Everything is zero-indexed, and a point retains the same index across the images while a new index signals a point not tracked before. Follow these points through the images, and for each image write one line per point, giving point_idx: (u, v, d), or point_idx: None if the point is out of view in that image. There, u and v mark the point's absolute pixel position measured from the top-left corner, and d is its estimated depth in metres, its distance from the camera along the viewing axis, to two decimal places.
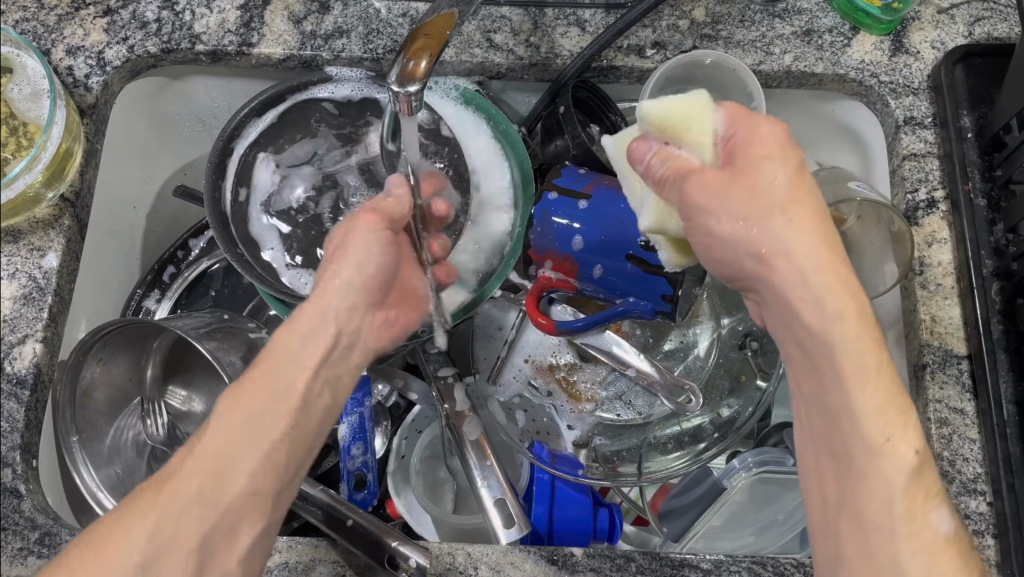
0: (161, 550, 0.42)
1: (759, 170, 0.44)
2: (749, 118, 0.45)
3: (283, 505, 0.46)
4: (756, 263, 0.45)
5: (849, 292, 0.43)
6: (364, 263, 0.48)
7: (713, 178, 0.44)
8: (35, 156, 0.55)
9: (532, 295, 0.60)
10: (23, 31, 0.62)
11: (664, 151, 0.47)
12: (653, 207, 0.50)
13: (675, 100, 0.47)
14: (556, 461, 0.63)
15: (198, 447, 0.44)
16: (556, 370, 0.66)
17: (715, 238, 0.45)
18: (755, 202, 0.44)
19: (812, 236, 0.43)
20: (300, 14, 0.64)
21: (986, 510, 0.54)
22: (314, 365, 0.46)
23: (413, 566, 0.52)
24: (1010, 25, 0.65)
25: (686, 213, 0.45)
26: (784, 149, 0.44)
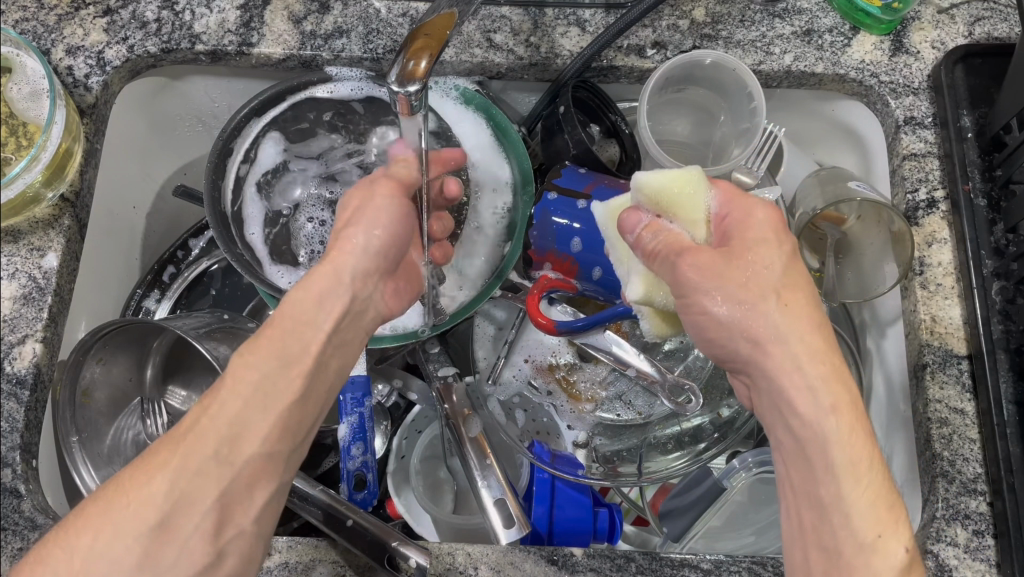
0: (176, 509, 0.40)
1: (753, 251, 0.45)
2: (742, 200, 0.48)
3: (293, 467, 0.45)
4: (749, 347, 0.45)
5: (842, 385, 0.43)
6: (378, 221, 0.48)
7: (707, 258, 0.45)
8: (35, 156, 0.55)
9: (533, 295, 0.59)
10: (23, 31, 0.62)
11: (655, 224, 0.49)
12: (642, 277, 0.52)
13: (668, 174, 0.50)
14: (556, 462, 0.63)
15: (213, 407, 0.42)
16: (556, 370, 0.66)
17: (710, 317, 0.45)
18: (750, 286, 0.45)
19: (806, 323, 0.44)
20: (300, 14, 0.64)
21: (986, 510, 0.54)
22: (327, 324, 0.45)
23: (413, 566, 0.52)
24: (1010, 25, 0.65)
25: (677, 288, 0.46)
26: (776, 233, 0.46)
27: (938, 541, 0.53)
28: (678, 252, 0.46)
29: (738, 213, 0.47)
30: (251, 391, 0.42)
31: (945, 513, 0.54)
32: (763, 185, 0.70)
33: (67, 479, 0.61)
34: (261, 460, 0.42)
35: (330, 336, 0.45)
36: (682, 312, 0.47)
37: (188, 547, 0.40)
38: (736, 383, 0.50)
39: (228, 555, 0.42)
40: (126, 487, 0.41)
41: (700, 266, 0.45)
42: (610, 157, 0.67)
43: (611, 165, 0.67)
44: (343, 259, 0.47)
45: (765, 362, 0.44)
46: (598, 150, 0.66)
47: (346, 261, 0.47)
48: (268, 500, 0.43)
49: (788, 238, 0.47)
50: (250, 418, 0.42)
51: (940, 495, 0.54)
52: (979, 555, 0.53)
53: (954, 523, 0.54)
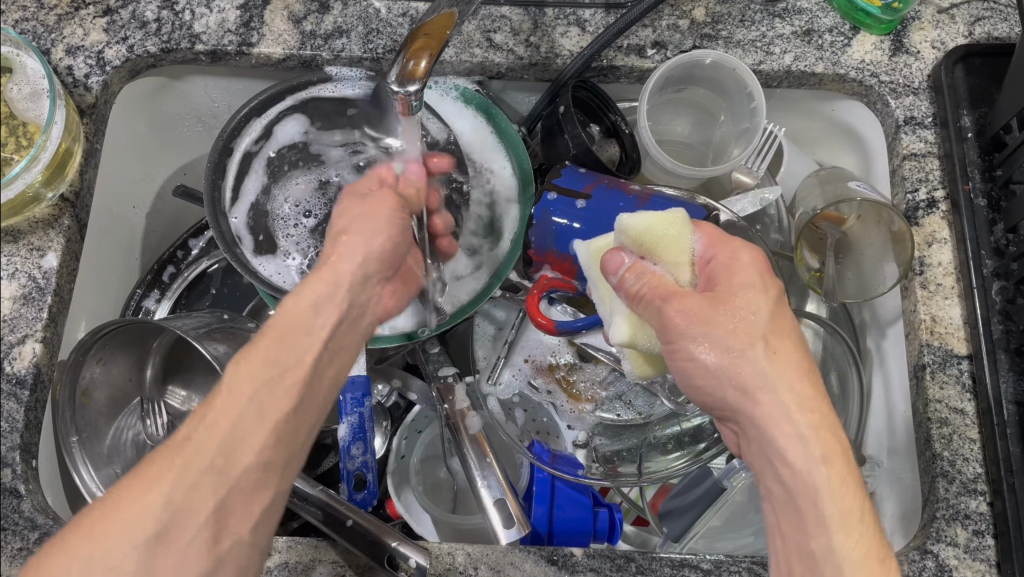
0: (176, 520, 0.39)
1: (739, 295, 0.45)
2: (727, 245, 0.48)
3: (292, 477, 0.44)
4: (738, 395, 0.44)
5: (831, 435, 0.43)
6: (375, 233, 0.47)
7: (694, 304, 0.45)
8: (35, 156, 0.55)
9: (532, 295, 0.59)
10: (23, 31, 0.62)
11: (638, 267, 0.49)
12: (626, 319, 0.51)
13: (651, 216, 0.50)
14: (556, 462, 0.63)
15: (208, 417, 0.41)
16: (556, 370, 0.66)
17: (697, 364, 0.45)
18: (739, 333, 0.44)
19: (794, 370, 0.44)
20: (299, 14, 0.64)
21: (986, 510, 0.54)
22: (325, 335, 0.44)
23: (413, 566, 0.52)
24: (1010, 25, 0.64)
25: (663, 334, 0.46)
26: (762, 278, 0.46)
27: (938, 541, 0.53)
28: (664, 297, 0.46)
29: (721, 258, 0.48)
30: (250, 401, 0.42)
31: (946, 513, 0.54)
32: (763, 185, 0.70)
33: (67, 479, 0.61)
34: (259, 469, 0.41)
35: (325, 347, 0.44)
36: (669, 358, 0.47)
37: (185, 561, 0.39)
38: (725, 429, 0.49)
39: (226, 564, 0.40)
40: (123, 499, 0.39)
41: (687, 312, 0.45)
42: (610, 157, 0.68)
43: (611, 165, 0.68)
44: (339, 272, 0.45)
45: (753, 410, 0.44)
46: (598, 149, 0.67)
47: (339, 268, 0.45)
48: (265, 510, 0.42)
49: (774, 283, 0.47)
50: (248, 426, 0.41)
51: (940, 495, 0.54)
52: (979, 555, 0.53)
53: (954, 523, 0.53)
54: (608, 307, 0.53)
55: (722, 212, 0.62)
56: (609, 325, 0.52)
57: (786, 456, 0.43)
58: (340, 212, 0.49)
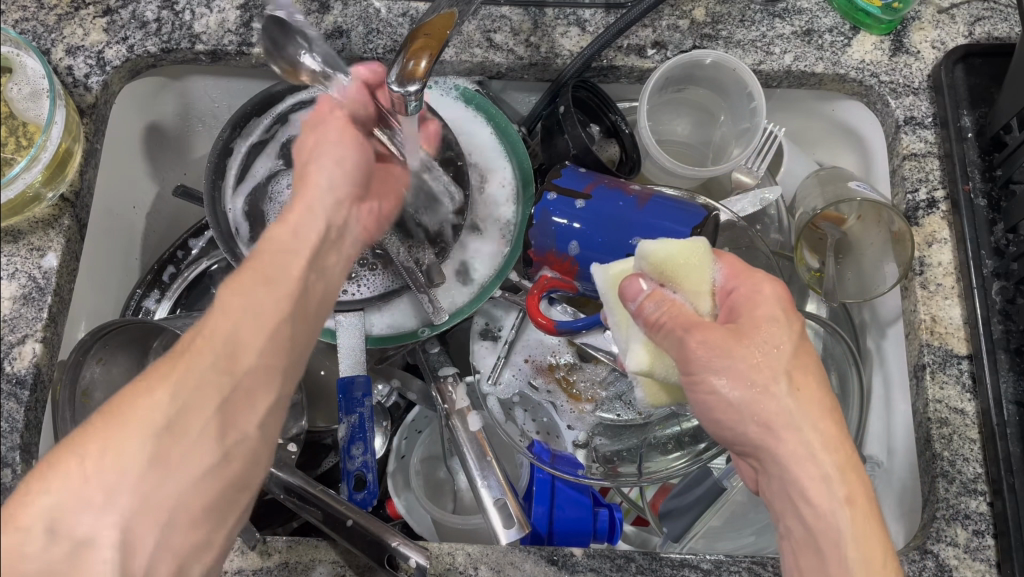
0: (180, 419, 0.39)
1: (763, 328, 0.46)
2: (749, 276, 0.48)
3: (294, 379, 0.44)
4: (761, 431, 0.45)
5: (856, 476, 0.44)
6: (344, 158, 0.47)
7: (718, 336, 0.45)
8: (35, 156, 0.55)
9: (532, 295, 0.59)
10: (23, 31, 0.62)
11: (658, 293, 0.48)
12: (644, 346, 0.49)
13: (673, 243, 0.49)
14: (556, 461, 0.63)
15: (205, 332, 0.41)
16: (556, 370, 0.66)
17: (719, 398, 0.45)
18: (765, 370, 0.45)
19: (817, 409, 0.45)
20: (299, 14, 0.64)
21: (986, 510, 0.54)
22: (309, 243, 0.44)
23: (413, 566, 0.51)
24: (1010, 25, 0.64)
25: (684, 364, 0.46)
26: (786, 312, 0.46)
27: (938, 540, 0.53)
28: (686, 326, 0.45)
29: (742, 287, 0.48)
30: (245, 307, 0.41)
31: (946, 513, 0.54)
32: (763, 185, 0.70)
33: None
34: (262, 371, 0.41)
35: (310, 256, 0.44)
36: (688, 389, 0.47)
37: (194, 458, 0.39)
38: (741, 463, 0.49)
39: (233, 460, 0.40)
40: (122, 408, 0.39)
41: (710, 343, 0.44)
42: (610, 157, 0.68)
43: (611, 165, 0.68)
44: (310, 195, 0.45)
45: (777, 448, 0.45)
46: (598, 149, 0.67)
47: (316, 186, 0.46)
48: (270, 412, 0.42)
49: (796, 317, 0.47)
50: (246, 331, 0.41)
51: (940, 495, 0.54)
52: (979, 555, 0.53)
53: (954, 523, 0.53)
54: (623, 332, 0.51)
55: (722, 213, 0.62)
56: (624, 352, 0.51)
57: (812, 498, 0.44)
58: (298, 144, 0.49)
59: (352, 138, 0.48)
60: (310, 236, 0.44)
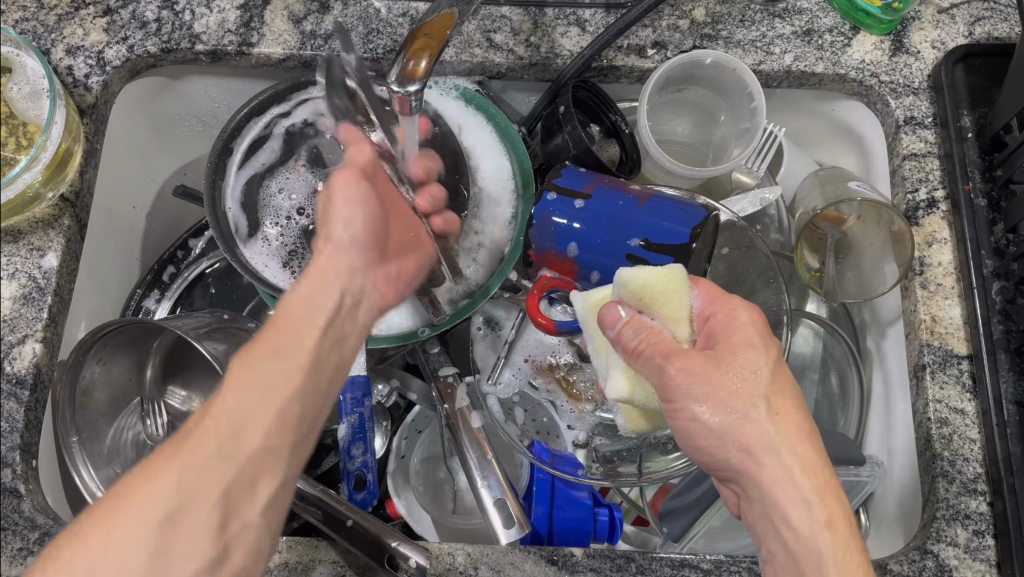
0: (183, 505, 0.39)
1: (740, 354, 0.47)
2: (726, 301, 0.49)
3: (300, 461, 0.44)
4: (742, 456, 0.45)
5: (835, 500, 0.44)
6: (358, 219, 0.48)
7: (695, 363, 0.46)
8: (35, 156, 0.55)
9: (532, 295, 0.58)
10: (23, 31, 0.62)
11: (635, 321, 0.49)
12: (624, 374, 0.51)
13: (652, 270, 0.50)
14: (556, 461, 0.63)
15: (215, 409, 0.42)
16: (556, 370, 0.66)
17: (699, 424, 0.46)
18: (741, 395, 0.46)
19: (796, 433, 0.46)
20: (299, 14, 0.64)
21: (986, 510, 0.54)
22: (324, 316, 0.45)
23: (413, 566, 0.52)
24: (1010, 25, 0.64)
25: (664, 392, 0.47)
26: (763, 336, 0.48)
27: (938, 540, 0.53)
28: (664, 353, 0.46)
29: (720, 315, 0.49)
30: (253, 387, 0.42)
31: (946, 513, 0.54)
32: (763, 184, 0.70)
33: (67, 479, 0.61)
34: (266, 456, 0.42)
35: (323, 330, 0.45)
36: (669, 417, 0.47)
37: (195, 544, 0.39)
38: (726, 489, 0.50)
39: (233, 551, 0.40)
40: (126, 496, 0.40)
41: (688, 370, 0.46)
42: (610, 157, 0.68)
43: (611, 165, 0.68)
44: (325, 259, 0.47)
45: (757, 472, 0.45)
46: (598, 150, 0.67)
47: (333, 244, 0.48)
48: (274, 495, 0.42)
49: (773, 342, 0.48)
50: (253, 411, 0.42)
51: (940, 495, 0.54)
52: (979, 555, 0.53)
53: (954, 523, 0.53)
54: (604, 360, 0.52)
55: (721, 213, 0.62)
56: (605, 381, 0.52)
57: (793, 523, 0.44)
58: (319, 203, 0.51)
59: (365, 194, 0.49)
60: (323, 308, 0.46)
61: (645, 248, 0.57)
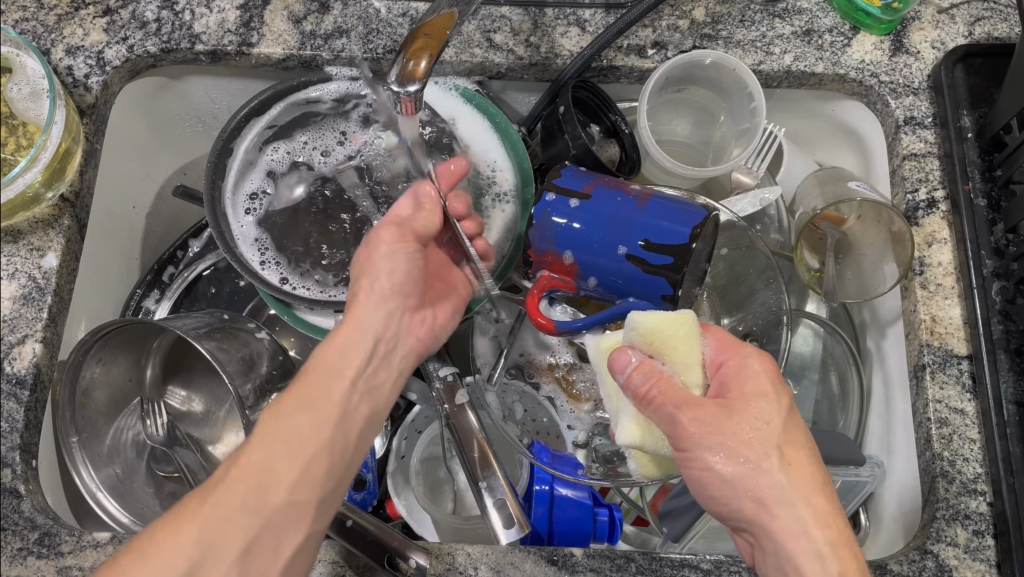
0: (205, 560, 0.42)
1: (753, 405, 0.47)
2: (738, 351, 0.50)
3: (323, 518, 0.46)
4: (753, 504, 0.45)
5: (852, 556, 0.44)
6: (392, 271, 0.51)
7: (708, 415, 0.46)
8: (35, 156, 0.55)
9: (532, 295, 0.59)
10: (23, 31, 0.62)
11: (646, 365, 0.48)
12: (634, 420, 0.51)
13: (661, 314, 0.49)
14: (555, 462, 0.62)
15: (243, 458, 0.45)
16: (556, 369, 0.67)
17: (713, 474, 0.46)
18: (752, 445, 0.46)
19: (809, 483, 0.46)
20: (300, 14, 0.64)
21: (986, 510, 0.54)
22: (360, 366, 0.49)
23: (413, 566, 0.52)
24: (1010, 25, 0.64)
25: (677, 440, 0.46)
26: (773, 386, 0.48)
27: (938, 540, 0.53)
28: (676, 402, 0.46)
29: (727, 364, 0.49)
30: (282, 438, 0.45)
31: (946, 513, 0.54)
32: (763, 185, 0.71)
33: (67, 479, 0.61)
34: (288, 507, 0.44)
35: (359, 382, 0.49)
36: (681, 465, 0.47)
37: None
38: (738, 538, 0.49)
39: None
40: (154, 545, 0.42)
41: (701, 421, 0.46)
42: (610, 157, 0.68)
43: (611, 165, 0.68)
44: (369, 305, 0.51)
45: (770, 520, 0.45)
46: (598, 150, 0.67)
47: (371, 310, 0.51)
48: (299, 546, 0.45)
49: (783, 392, 0.49)
50: (281, 455, 0.45)
51: (940, 495, 0.54)
52: (979, 555, 0.53)
53: (954, 523, 0.54)
54: (616, 404, 0.53)
55: (722, 213, 0.62)
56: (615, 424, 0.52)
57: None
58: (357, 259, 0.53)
59: (403, 252, 0.51)
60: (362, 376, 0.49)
61: (645, 248, 0.57)
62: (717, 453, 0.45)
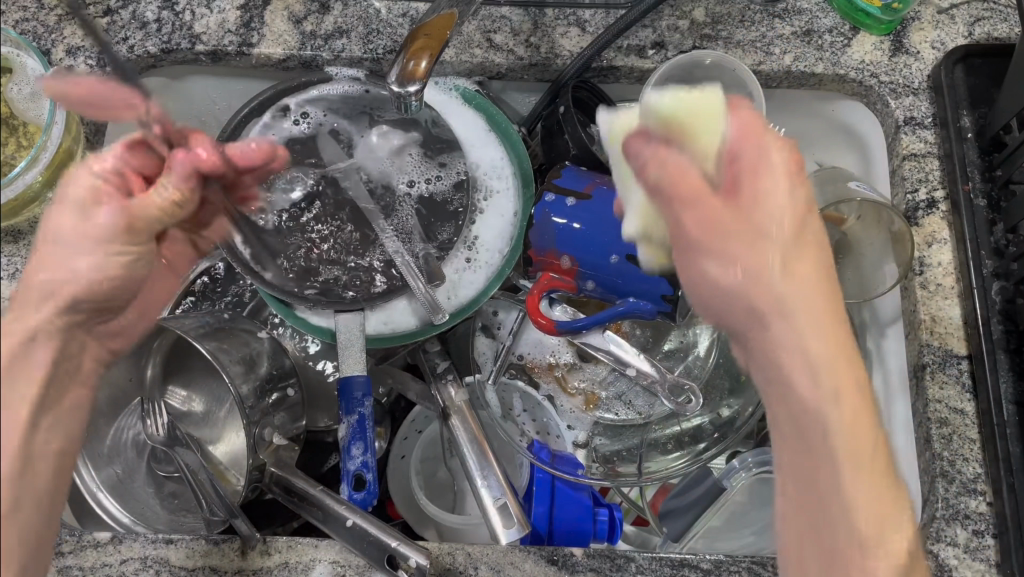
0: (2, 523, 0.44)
1: (764, 200, 0.45)
2: (756, 135, 0.46)
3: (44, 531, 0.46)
4: (774, 360, 0.45)
5: (844, 375, 0.43)
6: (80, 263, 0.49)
7: (716, 209, 0.46)
8: (35, 156, 0.56)
9: (532, 295, 0.59)
10: (23, 31, 0.62)
11: (663, 150, 0.47)
12: (639, 209, 0.53)
13: (681, 96, 0.51)
14: (556, 462, 0.63)
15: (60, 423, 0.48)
16: (555, 369, 0.66)
17: (708, 280, 0.47)
18: (749, 233, 0.45)
19: (805, 286, 0.44)
20: (300, 14, 0.64)
21: (986, 510, 0.54)
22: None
23: (413, 566, 0.51)
24: (1010, 25, 0.65)
25: (666, 198, 0.47)
26: (796, 220, 0.45)
27: (938, 540, 0.53)
28: (671, 181, 0.46)
29: (826, 275, 0.45)
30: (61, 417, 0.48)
31: (945, 513, 0.54)
32: None
33: None
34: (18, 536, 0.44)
35: (116, 237, 0.49)
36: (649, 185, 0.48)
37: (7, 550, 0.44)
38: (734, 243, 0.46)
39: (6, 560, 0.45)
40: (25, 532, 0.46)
41: (677, 177, 0.46)
42: None
43: None
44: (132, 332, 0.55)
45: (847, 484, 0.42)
46: None
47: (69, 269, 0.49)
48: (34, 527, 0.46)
49: (803, 243, 0.45)
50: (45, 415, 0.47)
51: (940, 495, 0.54)
52: (979, 555, 0.53)
53: (954, 523, 0.54)
54: (627, 187, 0.54)
55: None
56: (625, 216, 0.55)
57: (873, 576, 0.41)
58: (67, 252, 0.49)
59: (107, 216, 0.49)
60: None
61: None
62: (739, 272, 0.46)
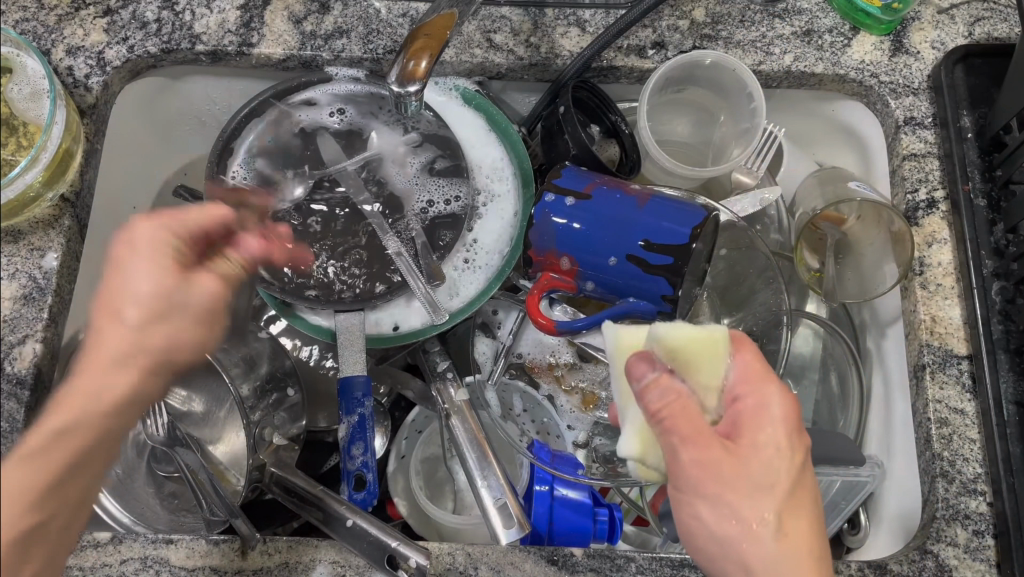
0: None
1: (763, 453, 0.44)
2: (760, 383, 0.45)
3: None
4: (738, 571, 0.43)
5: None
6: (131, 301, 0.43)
7: (709, 452, 0.43)
8: (35, 156, 0.55)
9: (532, 295, 0.59)
10: (23, 31, 0.62)
11: (664, 380, 0.44)
12: (636, 433, 0.47)
13: (688, 331, 0.46)
14: (556, 461, 0.62)
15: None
16: (555, 369, 0.66)
17: (699, 523, 0.44)
18: (739, 483, 0.43)
19: (803, 553, 0.43)
20: (300, 14, 0.64)
21: (986, 510, 0.54)
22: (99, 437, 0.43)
23: (413, 566, 0.51)
24: (1010, 25, 0.65)
25: (672, 472, 0.44)
26: (788, 438, 0.44)
27: (938, 540, 0.53)
28: (682, 435, 0.43)
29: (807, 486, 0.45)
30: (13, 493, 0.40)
31: (945, 513, 0.54)
32: (763, 184, 0.71)
33: None
34: None
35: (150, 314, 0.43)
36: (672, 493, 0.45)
37: None
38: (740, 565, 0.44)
39: None
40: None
41: (704, 462, 0.43)
42: (610, 157, 0.68)
43: (611, 165, 0.68)
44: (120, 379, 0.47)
45: None
46: (598, 149, 0.67)
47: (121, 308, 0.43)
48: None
49: (799, 444, 0.45)
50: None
51: (940, 495, 0.54)
52: (979, 555, 0.53)
53: (954, 523, 0.54)
54: (625, 403, 0.48)
55: (722, 212, 0.61)
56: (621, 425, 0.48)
57: None
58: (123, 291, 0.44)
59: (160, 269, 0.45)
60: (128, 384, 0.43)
61: (645, 248, 0.57)
62: (748, 490, 0.43)
